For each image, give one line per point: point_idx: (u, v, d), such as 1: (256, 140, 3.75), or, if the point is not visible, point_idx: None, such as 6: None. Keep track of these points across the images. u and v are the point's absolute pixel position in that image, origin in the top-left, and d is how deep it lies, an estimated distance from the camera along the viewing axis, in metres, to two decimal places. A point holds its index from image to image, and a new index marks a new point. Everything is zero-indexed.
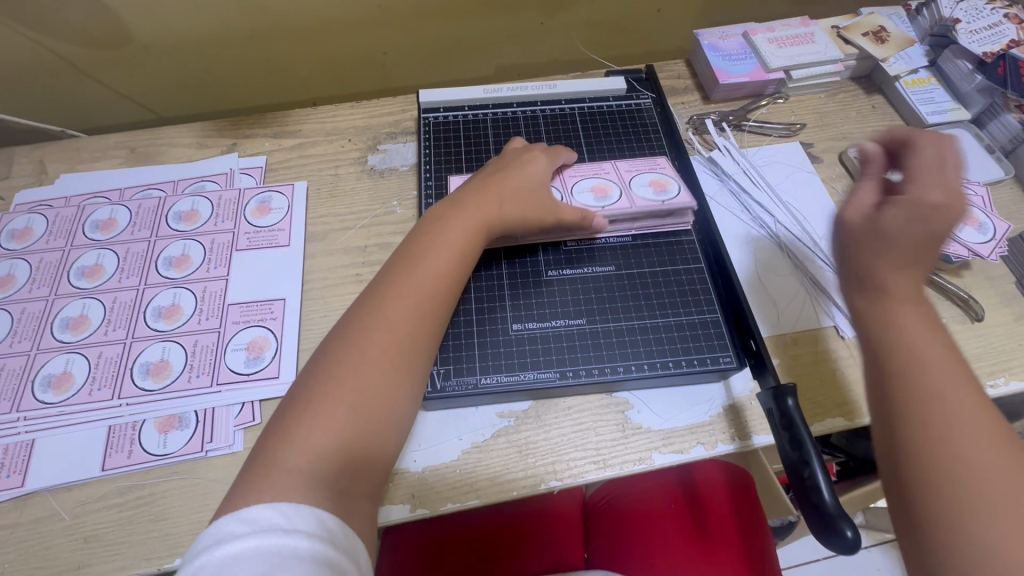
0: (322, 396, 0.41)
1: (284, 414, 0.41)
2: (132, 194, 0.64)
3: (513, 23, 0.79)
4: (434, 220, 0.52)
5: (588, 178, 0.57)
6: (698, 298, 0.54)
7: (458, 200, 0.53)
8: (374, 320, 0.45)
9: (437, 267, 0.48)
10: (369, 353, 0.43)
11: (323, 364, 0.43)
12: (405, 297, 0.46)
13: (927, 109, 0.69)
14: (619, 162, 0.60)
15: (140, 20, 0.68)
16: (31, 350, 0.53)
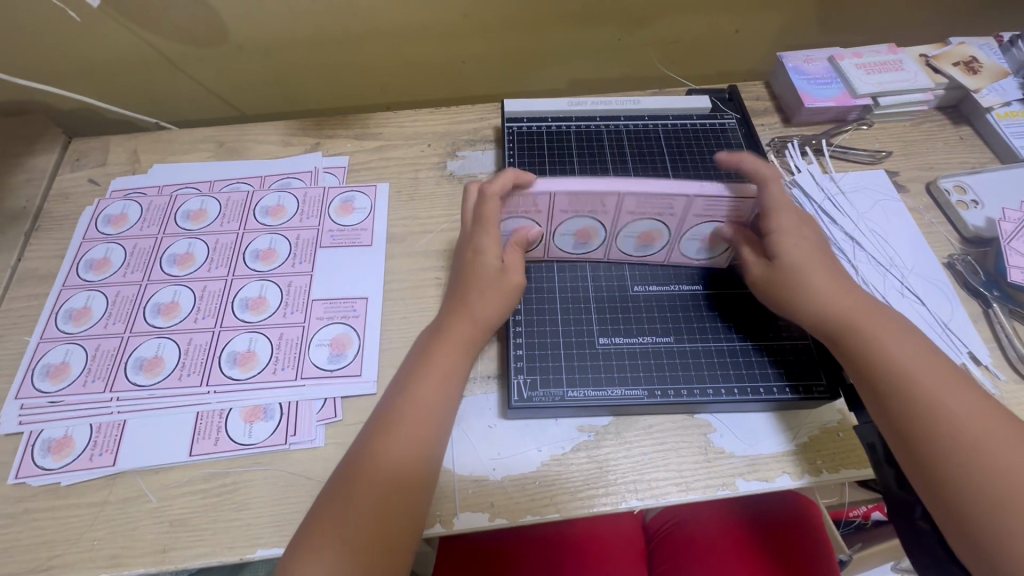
0: (325, 524, 0.40)
1: (305, 529, 0.41)
2: (222, 187, 0.66)
3: (591, 38, 0.80)
4: (430, 334, 0.50)
5: (709, 227, 0.50)
6: (789, 323, 0.52)
7: (452, 299, 0.51)
8: (375, 445, 0.44)
9: (428, 393, 0.46)
10: (371, 480, 0.42)
11: (327, 492, 0.42)
12: (396, 427, 0.44)
13: (1021, 143, 0.67)
14: (697, 200, 0.47)
15: (238, 20, 0.70)
16: (125, 332, 0.55)
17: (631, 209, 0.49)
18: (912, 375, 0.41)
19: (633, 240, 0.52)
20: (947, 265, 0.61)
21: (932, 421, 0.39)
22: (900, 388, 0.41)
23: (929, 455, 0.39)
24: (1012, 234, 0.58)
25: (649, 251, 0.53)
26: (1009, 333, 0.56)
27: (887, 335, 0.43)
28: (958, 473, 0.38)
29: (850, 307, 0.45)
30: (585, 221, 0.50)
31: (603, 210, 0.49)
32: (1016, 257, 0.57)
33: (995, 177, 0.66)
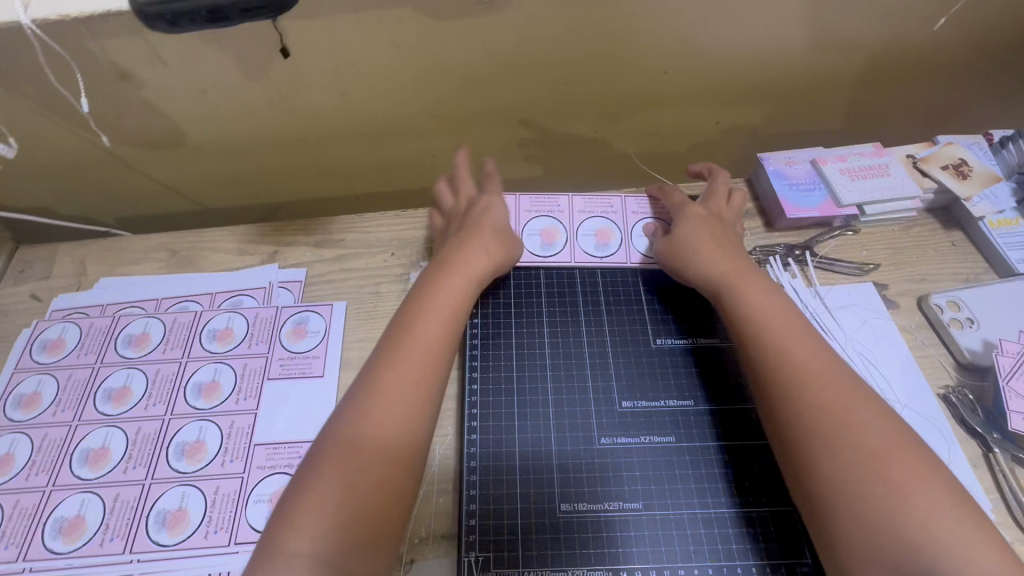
0: (324, 477, 0.40)
1: (293, 493, 0.40)
2: (169, 306, 0.62)
3: (567, 131, 0.78)
4: (428, 282, 0.52)
5: (649, 222, 0.64)
6: (775, 489, 0.47)
7: (443, 259, 0.55)
8: (365, 408, 0.43)
9: (409, 369, 0.45)
10: (374, 420, 0.42)
11: (318, 451, 0.42)
12: (400, 377, 0.45)
13: (1016, 256, 0.64)
14: (629, 200, 0.65)
15: (194, 124, 0.68)
16: (47, 486, 0.50)
17: (581, 207, 0.64)
18: (802, 372, 0.44)
19: (592, 238, 0.62)
20: (943, 396, 0.56)
21: (816, 417, 0.42)
22: (777, 366, 0.45)
23: (809, 448, 0.41)
24: (1010, 371, 0.53)
25: (610, 250, 0.62)
26: (1012, 483, 0.51)
27: (777, 335, 0.47)
28: (833, 468, 0.40)
29: (729, 281, 0.52)
30: (548, 221, 0.63)
31: (559, 209, 0.64)
32: (1017, 399, 0.52)
33: (991, 292, 0.61)
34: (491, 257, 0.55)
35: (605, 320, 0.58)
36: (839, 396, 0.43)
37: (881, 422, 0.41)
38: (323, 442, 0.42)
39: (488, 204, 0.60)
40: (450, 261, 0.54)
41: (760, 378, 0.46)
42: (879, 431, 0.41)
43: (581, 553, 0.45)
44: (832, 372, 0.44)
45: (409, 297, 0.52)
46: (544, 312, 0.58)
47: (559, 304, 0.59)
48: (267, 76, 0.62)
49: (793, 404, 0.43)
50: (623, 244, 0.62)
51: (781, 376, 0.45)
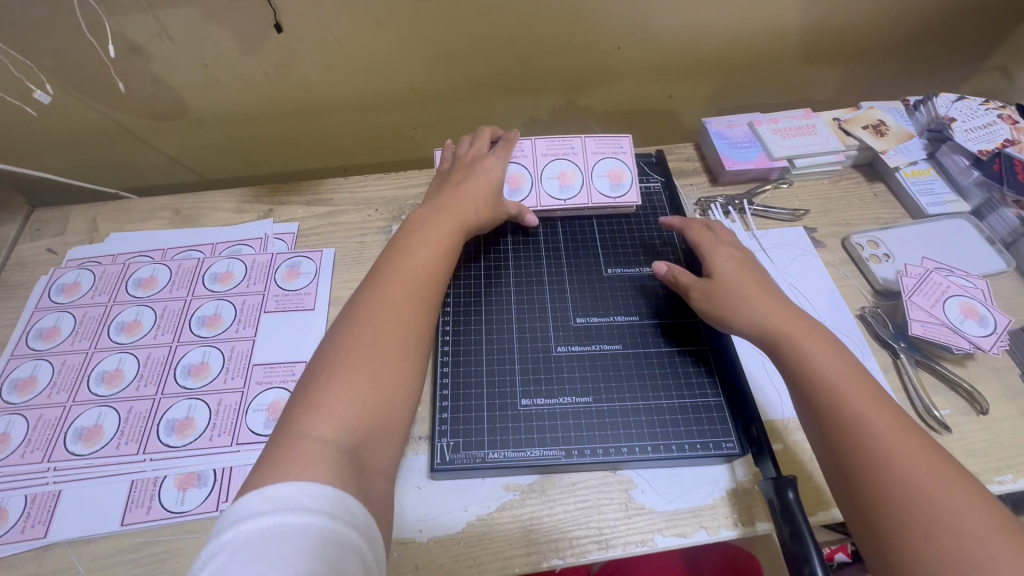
0: (337, 373, 0.45)
1: (305, 390, 0.45)
2: (174, 254, 0.69)
3: (534, 104, 0.86)
4: (418, 222, 0.58)
5: (606, 162, 0.69)
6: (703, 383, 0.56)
7: (439, 205, 0.60)
8: (357, 331, 0.48)
9: (397, 296, 0.51)
10: (377, 330, 0.49)
11: (326, 357, 0.47)
12: (398, 297, 0.51)
13: (927, 200, 0.72)
14: (588, 141, 0.71)
15: (196, 97, 0.75)
16: (68, 402, 0.57)
17: (544, 150, 0.70)
18: (883, 447, 0.41)
19: (556, 181, 0.68)
20: (860, 317, 0.64)
21: (898, 494, 0.39)
22: (841, 412, 0.43)
23: (891, 527, 0.38)
24: (913, 289, 0.61)
25: (572, 191, 0.68)
26: (915, 384, 0.59)
27: (851, 400, 0.44)
28: (921, 550, 0.37)
29: (780, 323, 0.50)
30: (513, 168, 0.69)
31: (524, 153, 0.69)
32: (917, 311, 0.60)
33: (905, 232, 0.70)
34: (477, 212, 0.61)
35: (563, 261, 0.65)
36: (927, 474, 0.39)
37: (974, 503, 0.38)
38: (328, 349, 0.48)
39: (490, 163, 0.65)
40: (444, 206, 0.60)
41: (834, 447, 0.43)
42: (977, 518, 0.37)
43: (551, 438, 0.52)
44: (915, 445, 0.41)
45: (402, 234, 0.58)
46: (511, 250, 0.66)
47: (524, 245, 0.67)
48: (262, 50, 0.70)
49: (875, 481, 0.40)
50: (584, 184, 0.68)
51: (861, 449, 0.41)
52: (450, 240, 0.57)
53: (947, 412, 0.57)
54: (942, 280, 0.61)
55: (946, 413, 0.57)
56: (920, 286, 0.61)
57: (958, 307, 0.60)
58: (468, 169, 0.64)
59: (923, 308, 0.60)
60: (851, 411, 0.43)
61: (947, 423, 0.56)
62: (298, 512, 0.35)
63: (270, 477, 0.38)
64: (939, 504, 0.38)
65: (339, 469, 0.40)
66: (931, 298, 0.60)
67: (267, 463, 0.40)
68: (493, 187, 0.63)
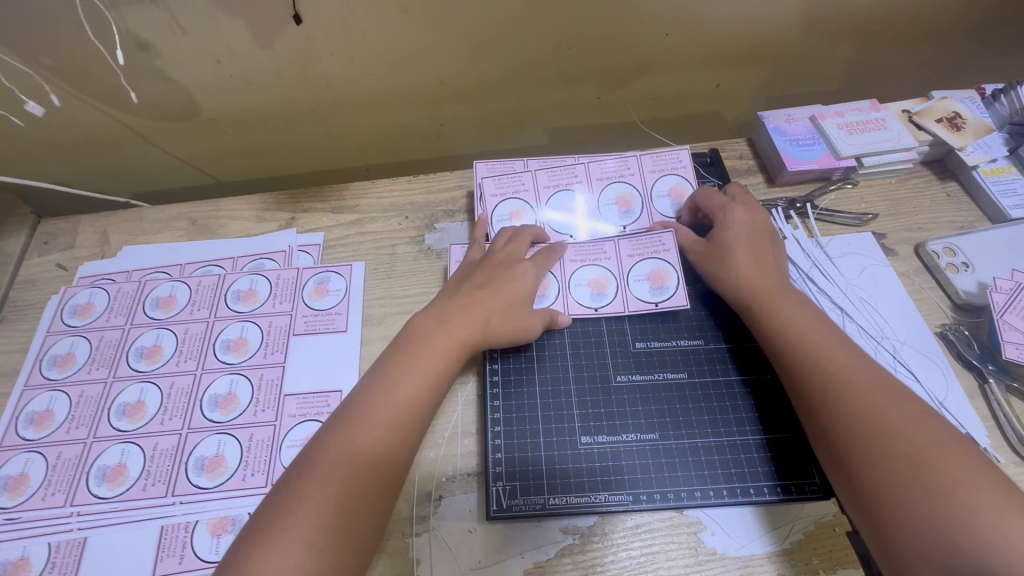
0: (280, 529, 0.38)
1: (238, 547, 0.38)
2: (193, 270, 0.64)
3: (571, 96, 0.80)
4: (413, 339, 0.51)
5: (665, 179, 0.65)
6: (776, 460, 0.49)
7: (441, 315, 0.52)
8: (307, 473, 0.41)
9: (365, 440, 0.44)
10: (358, 443, 0.43)
11: (270, 508, 0.40)
12: (396, 409, 0.46)
13: (1009, 201, 0.66)
14: (645, 159, 0.66)
15: (208, 95, 0.69)
16: (87, 438, 0.53)
17: (598, 174, 0.66)
18: (836, 380, 0.44)
19: (614, 206, 0.64)
20: (940, 335, 0.59)
21: (860, 422, 0.41)
22: (806, 363, 0.46)
23: (858, 450, 0.41)
24: (1004, 306, 0.56)
25: (632, 216, 0.64)
26: (1006, 409, 0.54)
27: (811, 341, 0.47)
28: (885, 467, 0.39)
29: (761, 283, 0.53)
30: (597, 269, 0.60)
31: (577, 180, 0.65)
32: (1010, 332, 0.54)
33: (986, 237, 0.64)
34: (487, 327, 0.52)
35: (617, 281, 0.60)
36: (882, 398, 0.42)
37: (927, 422, 0.40)
38: (325, 436, 0.44)
39: (523, 270, 0.56)
40: (446, 323, 0.52)
41: (799, 387, 0.46)
42: (928, 430, 0.40)
43: (617, 479, 0.49)
44: (869, 378, 0.44)
45: (401, 340, 0.51)
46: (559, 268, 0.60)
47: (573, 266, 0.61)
48: (279, 43, 0.64)
49: (838, 409, 0.43)
50: (591, 214, 0.64)
51: (821, 380, 0.45)
52: (441, 367, 0.49)
53: None
54: None
55: None
56: (1013, 302, 0.56)
57: None
58: (494, 270, 0.56)
59: (1016, 329, 0.54)
60: (817, 360, 0.46)
61: None
62: None
63: None
64: (906, 432, 0.40)
65: None
66: None
67: (236, 560, 0.37)
68: (517, 302, 0.54)
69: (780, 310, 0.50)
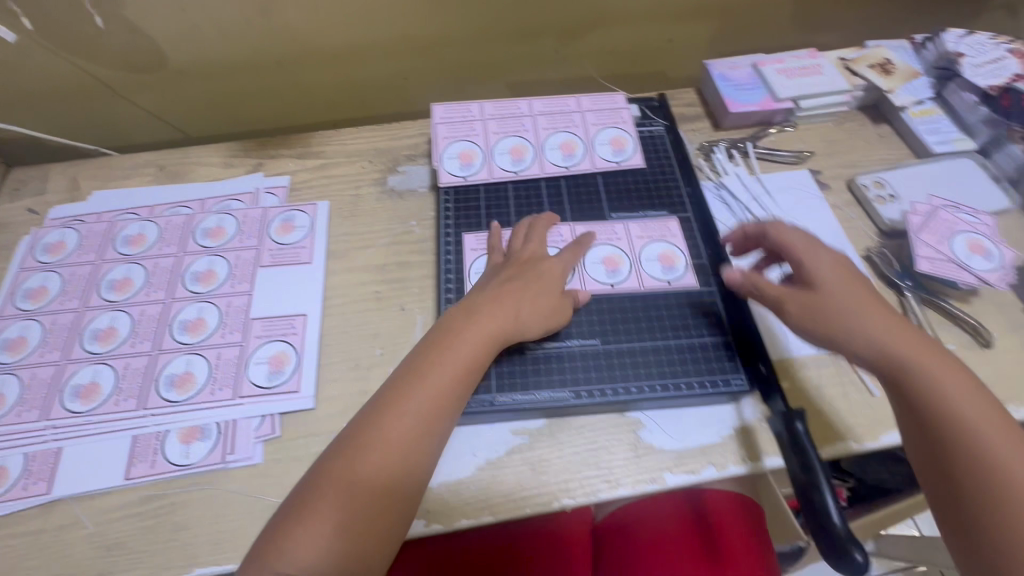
0: (312, 511, 0.41)
1: (276, 527, 0.41)
2: (162, 211, 0.66)
3: (530, 49, 0.83)
4: (447, 327, 0.50)
5: (606, 131, 0.68)
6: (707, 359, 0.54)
7: (471, 310, 0.51)
8: (341, 465, 0.43)
9: (395, 432, 0.44)
10: (392, 431, 0.44)
11: (305, 491, 0.42)
12: (426, 401, 0.46)
13: (933, 138, 0.71)
14: (589, 115, 0.69)
15: (174, 45, 0.71)
16: (61, 360, 0.55)
17: (544, 125, 0.68)
18: (954, 413, 0.40)
19: (558, 151, 0.66)
20: (866, 258, 0.63)
21: (979, 463, 0.39)
22: (919, 391, 0.42)
23: (978, 491, 0.38)
24: (920, 226, 0.61)
25: (575, 159, 0.66)
26: (921, 320, 0.59)
27: (923, 360, 0.42)
28: (1008, 514, 0.37)
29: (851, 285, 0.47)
30: (609, 249, 0.60)
31: (525, 128, 0.68)
32: (924, 248, 0.59)
33: (910, 173, 0.69)
34: (518, 322, 0.51)
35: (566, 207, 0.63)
36: (999, 435, 0.39)
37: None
38: (365, 425, 0.45)
39: (553, 267, 0.55)
40: (478, 317, 0.50)
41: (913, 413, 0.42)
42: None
43: (561, 380, 0.53)
44: (985, 408, 0.40)
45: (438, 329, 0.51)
46: (510, 199, 0.64)
47: (526, 195, 0.64)
48: None
49: (957, 444, 0.39)
50: (536, 156, 0.66)
51: (937, 412, 0.41)
52: (474, 360, 0.49)
53: (953, 347, 0.57)
54: (948, 217, 0.61)
55: (952, 349, 0.57)
56: (927, 223, 0.61)
57: (965, 242, 0.59)
58: (523, 269, 0.54)
59: (929, 245, 0.59)
60: (932, 386, 0.41)
61: (952, 358, 0.56)
62: None
63: None
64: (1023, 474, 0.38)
65: None
66: (937, 234, 0.60)
67: (279, 541, 0.40)
68: (550, 299, 0.53)
69: (888, 330, 0.44)
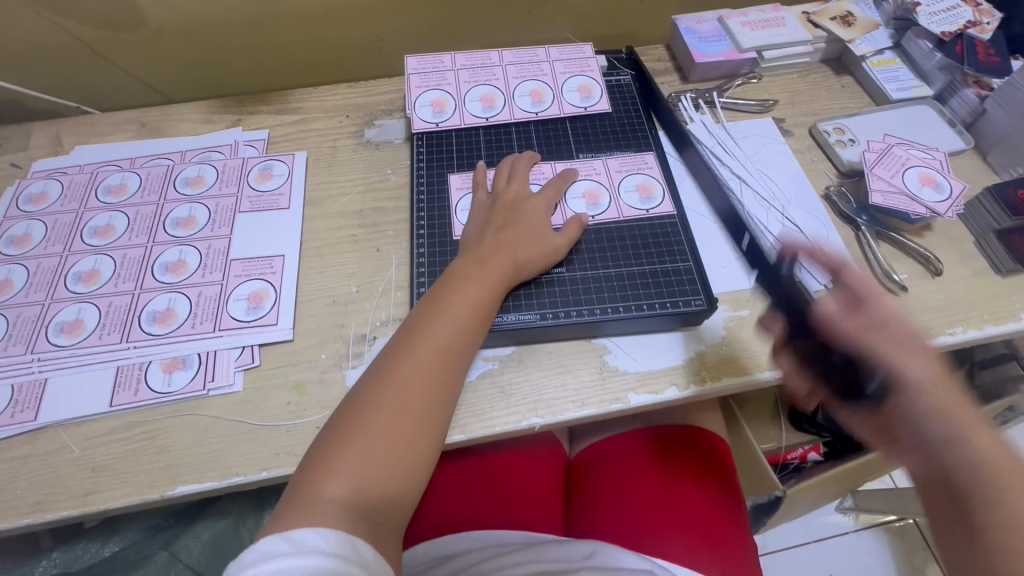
0: (357, 434, 0.43)
1: (321, 451, 0.43)
2: (143, 162, 0.68)
3: (504, 10, 0.85)
4: (460, 265, 0.53)
5: (575, 78, 0.71)
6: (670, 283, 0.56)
7: (480, 255, 0.53)
8: (381, 391, 0.45)
9: (427, 357, 0.47)
10: (421, 355, 0.47)
11: (346, 415, 0.44)
12: (451, 328, 0.49)
13: (893, 86, 0.73)
14: (557, 64, 0.72)
15: (153, 3, 0.73)
16: (46, 300, 0.57)
17: (515, 74, 0.71)
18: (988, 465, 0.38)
19: (527, 98, 0.69)
20: (825, 197, 0.66)
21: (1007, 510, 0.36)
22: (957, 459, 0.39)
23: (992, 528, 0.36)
24: (875, 162, 0.63)
25: (544, 106, 0.69)
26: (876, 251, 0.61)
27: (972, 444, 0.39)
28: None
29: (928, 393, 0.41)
30: (588, 183, 0.63)
31: (496, 78, 0.71)
32: (878, 182, 0.61)
33: (870, 119, 0.71)
34: (517, 260, 0.54)
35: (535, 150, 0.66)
36: None
37: None
38: (397, 354, 0.47)
39: (536, 206, 0.58)
40: (486, 258, 0.53)
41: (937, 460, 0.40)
42: None
43: (528, 303, 0.55)
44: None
45: (440, 282, 0.52)
46: (482, 144, 0.66)
47: (497, 140, 0.67)
48: None
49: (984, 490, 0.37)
50: (506, 103, 0.69)
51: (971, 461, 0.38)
52: (493, 293, 0.51)
53: (906, 276, 0.60)
54: (902, 153, 0.63)
55: (905, 278, 0.60)
56: (882, 159, 0.63)
57: (917, 176, 0.62)
58: (510, 212, 0.57)
59: (883, 179, 0.61)
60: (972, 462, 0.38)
61: (904, 284, 0.59)
62: (312, 555, 0.35)
63: (288, 520, 0.38)
64: None
65: (353, 522, 0.39)
66: (891, 169, 0.62)
67: (324, 456, 0.42)
68: (536, 234, 0.56)
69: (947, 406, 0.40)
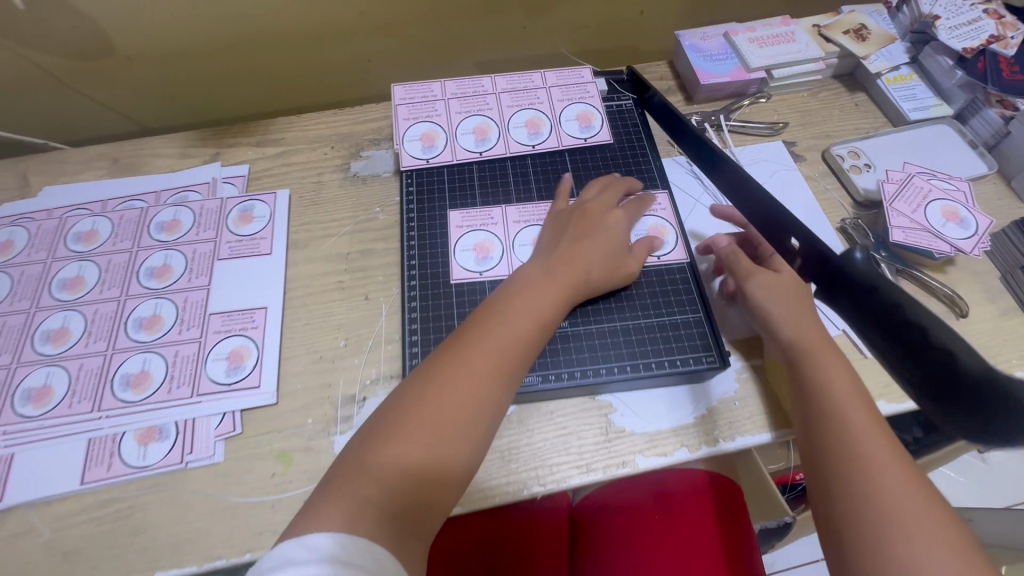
0: (396, 431, 0.38)
1: (357, 446, 0.38)
2: (115, 205, 0.64)
3: (496, 26, 0.80)
4: (522, 274, 0.49)
5: (573, 106, 0.67)
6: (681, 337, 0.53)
7: (548, 264, 0.50)
8: (428, 390, 0.40)
9: (481, 359, 0.42)
10: (475, 356, 0.42)
11: (390, 413, 0.40)
12: (514, 331, 0.45)
13: (910, 105, 0.69)
14: (554, 90, 0.68)
15: (121, 31, 0.68)
16: (11, 363, 0.53)
17: (509, 103, 0.67)
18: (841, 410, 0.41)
19: (523, 129, 0.65)
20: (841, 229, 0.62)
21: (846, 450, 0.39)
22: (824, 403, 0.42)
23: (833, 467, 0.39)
24: (894, 195, 0.59)
25: (541, 137, 0.65)
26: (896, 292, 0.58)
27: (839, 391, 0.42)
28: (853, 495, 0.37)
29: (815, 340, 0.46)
30: None
31: (489, 107, 0.66)
32: (898, 217, 0.58)
33: (888, 140, 0.67)
34: (591, 273, 0.51)
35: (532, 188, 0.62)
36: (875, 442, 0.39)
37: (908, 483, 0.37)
38: (452, 356, 0.43)
39: (619, 219, 0.55)
40: (555, 268, 0.50)
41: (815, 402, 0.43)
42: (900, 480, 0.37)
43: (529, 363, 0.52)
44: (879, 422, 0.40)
45: (499, 290, 0.49)
46: (475, 181, 0.63)
47: (491, 176, 0.63)
48: None
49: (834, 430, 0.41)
50: (501, 136, 0.64)
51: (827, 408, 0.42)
52: (556, 303, 0.48)
53: None
54: (922, 184, 0.60)
55: None
56: (902, 191, 0.59)
57: (939, 209, 0.58)
58: (590, 223, 0.54)
59: (904, 215, 0.58)
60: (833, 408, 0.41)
61: None
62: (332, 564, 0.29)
63: (310, 524, 0.33)
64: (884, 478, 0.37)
65: (382, 535, 0.33)
66: (911, 203, 0.58)
67: (364, 455, 0.37)
68: (618, 251, 0.53)
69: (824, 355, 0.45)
